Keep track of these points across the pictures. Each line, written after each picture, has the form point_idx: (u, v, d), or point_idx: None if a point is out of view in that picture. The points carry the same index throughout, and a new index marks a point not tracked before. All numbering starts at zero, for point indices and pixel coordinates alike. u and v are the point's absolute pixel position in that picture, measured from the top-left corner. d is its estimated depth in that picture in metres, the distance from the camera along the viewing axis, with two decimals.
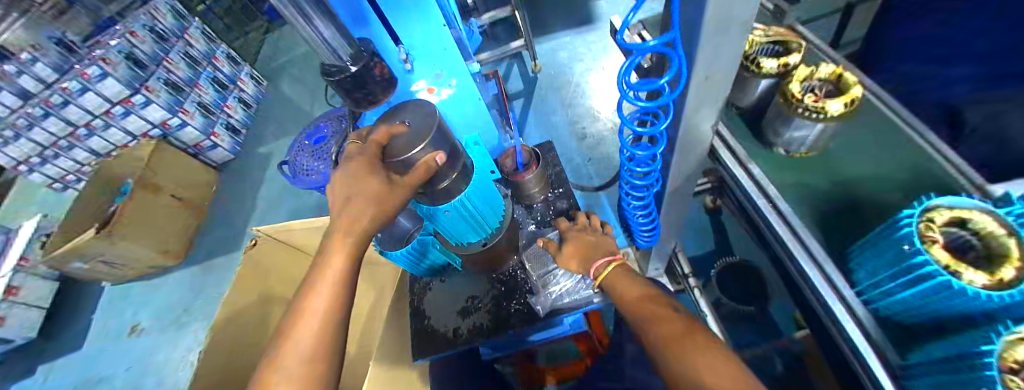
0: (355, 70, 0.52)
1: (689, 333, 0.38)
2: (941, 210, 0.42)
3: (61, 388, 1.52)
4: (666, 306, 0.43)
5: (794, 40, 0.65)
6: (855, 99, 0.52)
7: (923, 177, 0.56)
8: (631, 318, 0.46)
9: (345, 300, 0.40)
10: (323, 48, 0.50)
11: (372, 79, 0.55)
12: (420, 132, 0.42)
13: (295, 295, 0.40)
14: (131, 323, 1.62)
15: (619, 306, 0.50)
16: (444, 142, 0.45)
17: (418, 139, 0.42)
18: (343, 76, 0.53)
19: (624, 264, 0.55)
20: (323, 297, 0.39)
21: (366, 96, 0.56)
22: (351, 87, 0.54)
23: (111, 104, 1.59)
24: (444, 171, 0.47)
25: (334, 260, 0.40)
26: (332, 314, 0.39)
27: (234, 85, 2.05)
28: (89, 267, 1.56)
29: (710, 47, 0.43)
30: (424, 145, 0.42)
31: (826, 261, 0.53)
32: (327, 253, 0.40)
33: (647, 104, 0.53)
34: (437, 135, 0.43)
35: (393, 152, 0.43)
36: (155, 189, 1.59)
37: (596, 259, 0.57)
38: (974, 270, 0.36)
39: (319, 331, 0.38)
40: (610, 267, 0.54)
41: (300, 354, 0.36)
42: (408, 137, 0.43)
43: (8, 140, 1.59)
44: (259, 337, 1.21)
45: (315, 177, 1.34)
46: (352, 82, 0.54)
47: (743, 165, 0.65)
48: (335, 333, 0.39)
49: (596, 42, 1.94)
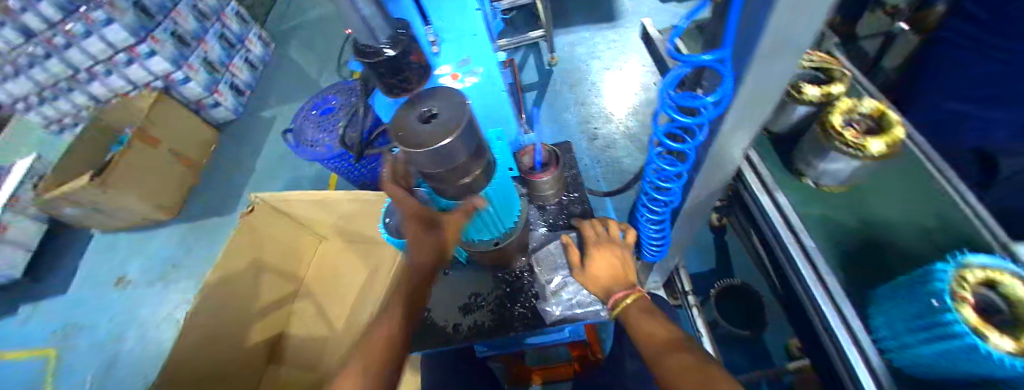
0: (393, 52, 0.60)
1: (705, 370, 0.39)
2: (974, 268, 0.40)
3: (42, 331, 1.49)
4: (685, 346, 0.45)
5: (838, 68, 0.64)
6: (896, 141, 0.51)
7: (949, 228, 0.56)
8: (648, 351, 0.48)
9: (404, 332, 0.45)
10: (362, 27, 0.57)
11: (407, 61, 0.63)
12: (443, 128, 0.38)
13: (366, 328, 0.46)
14: (118, 273, 1.60)
15: (637, 339, 0.52)
16: (472, 136, 0.42)
17: (447, 127, 0.38)
18: (379, 57, 0.60)
19: (644, 296, 0.57)
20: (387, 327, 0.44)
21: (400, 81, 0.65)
22: (385, 67, 0.61)
23: (114, 51, 1.54)
24: (469, 164, 0.44)
25: (399, 294, 0.47)
26: (392, 343, 0.43)
27: (242, 45, 1.99)
28: (80, 213, 1.54)
29: (761, 67, 0.41)
30: (453, 136, 0.37)
31: (845, 302, 0.52)
32: (395, 289, 0.48)
33: (687, 119, 0.50)
34: (468, 127, 0.40)
35: (414, 139, 0.38)
36: (153, 142, 1.55)
37: (617, 290, 0.58)
38: (1002, 335, 0.34)
39: (381, 355, 0.42)
40: (629, 300, 0.56)
41: (363, 371, 0.40)
42: (428, 129, 0.38)
43: (9, 76, 1.59)
44: (246, 304, 1.20)
45: (318, 149, 1.28)
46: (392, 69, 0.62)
47: (770, 192, 0.65)
48: (386, 375, 0.41)
49: (616, 41, 1.89)
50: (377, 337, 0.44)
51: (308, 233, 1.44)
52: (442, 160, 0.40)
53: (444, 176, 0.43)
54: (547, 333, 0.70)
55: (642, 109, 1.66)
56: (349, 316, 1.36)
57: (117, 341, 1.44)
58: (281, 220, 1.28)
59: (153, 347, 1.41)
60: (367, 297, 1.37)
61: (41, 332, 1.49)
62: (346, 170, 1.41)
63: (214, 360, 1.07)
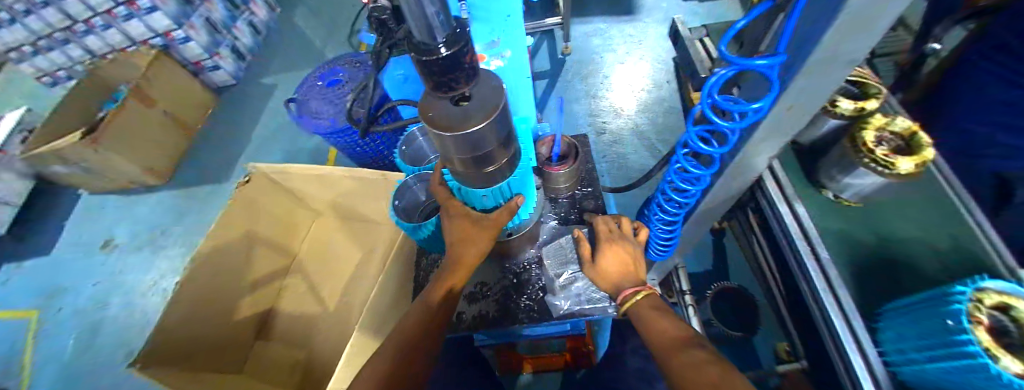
0: (451, 50, 0.31)
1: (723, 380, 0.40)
2: (991, 291, 0.40)
3: (27, 290, 1.47)
4: (701, 352, 0.45)
5: (874, 83, 0.63)
6: (926, 162, 0.51)
7: (964, 252, 0.56)
8: (661, 358, 0.48)
9: (412, 338, 0.52)
10: (414, 19, 0.29)
11: (463, 61, 0.33)
12: (485, 108, 0.36)
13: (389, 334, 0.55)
14: (106, 235, 1.56)
15: (648, 340, 0.51)
16: (503, 124, 0.39)
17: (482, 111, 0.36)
18: (432, 59, 0.31)
19: (652, 294, 0.57)
20: (400, 335, 0.53)
21: (450, 85, 0.34)
22: (438, 72, 0.32)
23: (114, 4, 1.47)
24: (496, 152, 0.42)
25: (415, 308, 0.56)
26: (404, 348, 0.51)
27: (245, 7, 1.91)
28: (70, 172, 1.49)
29: (810, 75, 0.39)
30: (487, 121, 0.35)
31: (855, 316, 0.52)
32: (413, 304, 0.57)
33: (723, 123, 0.48)
34: (502, 115, 0.38)
35: (446, 121, 0.35)
36: (147, 102, 1.50)
37: (626, 287, 0.57)
38: (1012, 357, 0.35)
39: (391, 356, 0.51)
40: (638, 296, 0.55)
41: (378, 368, 0.50)
42: (467, 109, 0.36)
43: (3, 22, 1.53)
44: (237, 276, 1.18)
45: (322, 122, 1.24)
46: (444, 67, 0.32)
47: (789, 202, 0.65)
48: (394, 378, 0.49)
49: (634, 36, 1.86)
50: (395, 339, 0.53)
51: (305, 209, 1.40)
52: (471, 146, 0.38)
53: (462, 161, 0.41)
54: (551, 326, 0.70)
55: (652, 107, 1.64)
56: (342, 295, 1.35)
57: (103, 305, 1.41)
58: (279, 194, 1.24)
59: (139, 313, 1.39)
60: (360, 277, 1.35)
61: (25, 292, 1.47)
62: (348, 146, 1.37)
63: (203, 330, 1.06)
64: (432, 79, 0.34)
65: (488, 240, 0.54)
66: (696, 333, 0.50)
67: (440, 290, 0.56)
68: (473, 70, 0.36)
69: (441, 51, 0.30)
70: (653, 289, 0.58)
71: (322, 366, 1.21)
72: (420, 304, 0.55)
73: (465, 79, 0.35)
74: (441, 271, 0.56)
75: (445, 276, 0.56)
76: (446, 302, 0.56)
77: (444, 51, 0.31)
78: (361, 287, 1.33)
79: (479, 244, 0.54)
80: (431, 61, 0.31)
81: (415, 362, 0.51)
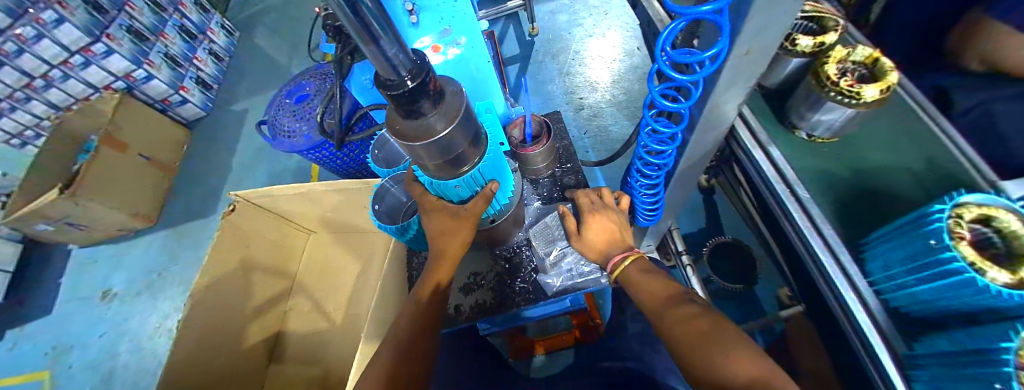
0: (417, 82, 0.31)
1: (718, 332, 0.40)
2: (971, 206, 0.41)
3: (32, 353, 1.44)
4: (695, 306, 0.45)
5: (831, 16, 0.64)
6: (890, 87, 0.52)
7: (940, 171, 0.57)
8: (654, 318, 0.49)
9: (408, 336, 0.52)
10: (377, 58, 0.28)
11: (428, 89, 0.33)
12: (449, 113, 0.36)
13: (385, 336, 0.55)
14: (103, 287, 1.54)
15: (640, 303, 0.52)
16: (467, 123, 0.40)
17: (447, 116, 0.36)
18: (400, 91, 0.31)
19: (640, 258, 0.57)
20: (397, 333, 0.53)
21: (420, 111, 0.34)
22: (404, 103, 0.32)
23: (68, 53, 1.41)
24: (466, 153, 0.43)
25: (407, 308, 0.56)
26: (402, 345, 0.52)
27: (203, 35, 1.85)
28: (55, 229, 1.45)
29: (761, 15, 0.38)
30: (452, 126, 0.36)
31: (841, 249, 0.54)
32: (405, 304, 0.57)
33: (682, 77, 0.48)
34: (465, 117, 0.39)
35: (412, 131, 0.36)
36: (120, 147, 1.45)
37: (614, 254, 0.58)
38: (998, 268, 0.36)
39: (391, 356, 0.51)
40: (627, 261, 0.56)
41: (379, 366, 0.50)
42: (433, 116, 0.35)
43: None
44: (239, 306, 1.17)
45: (296, 139, 1.22)
46: (410, 98, 0.32)
47: (764, 148, 0.66)
48: (395, 376, 0.49)
49: (599, 7, 1.83)
50: (393, 338, 0.53)
51: (295, 228, 1.38)
52: (440, 150, 0.38)
53: (435, 162, 0.42)
54: (549, 305, 0.70)
55: (627, 75, 1.62)
56: (348, 307, 1.35)
57: (112, 356, 1.40)
58: (269, 219, 1.22)
59: (150, 358, 1.38)
60: (364, 287, 1.35)
61: (32, 354, 1.44)
62: (327, 160, 1.35)
63: (212, 363, 1.05)
64: (400, 108, 0.33)
65: (468, 230, 0.54)
66: (683, 288, 0.50)
67: (429, 286, 0.56)
68: (440, 94, 0.36)
69: (408, 84, 0.31)
70: (641, 252, 0.59)
71: (339, 380, 1.20)
72: (412, 302, 0.56)
73: (433, 103, 0.34)
74: (429, 269, 0.57)
75: (435, 274, 0.57)
76: (436, 301, 0.56)
77: (410, 83, 0.31)
78: (366, 295, 1.33)
79: (460, 235, 0.54)
80: (397, 94, 0.31)
81: (415, 358, 0.51)
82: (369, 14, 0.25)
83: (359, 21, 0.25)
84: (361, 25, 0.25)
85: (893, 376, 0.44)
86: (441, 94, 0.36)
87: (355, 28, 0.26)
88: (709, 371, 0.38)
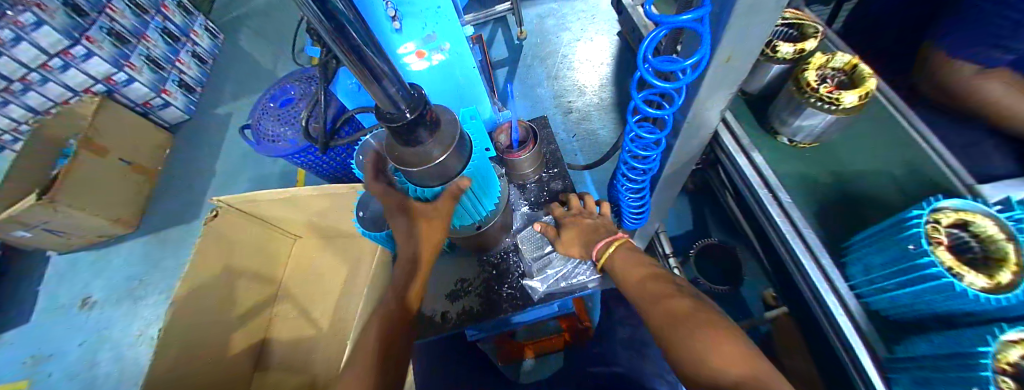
0: (416, 114, 0.32)
1: (693, 313, 0.41)
2: (946, 211, 0.42)
3: (6, 365, 1.37)
4: None
5: (811, 24, 0.66)
6: (869, 93, 0.53)
7: (917, 174, 0.58)
8: (636, 298, 0.49)
9: (385, 335, 0.51)
10: (379, 94, 0.30)
11: (426, 120, 0.34)
12: (443, 140, 0.38)
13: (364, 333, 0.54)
14: (81, 296, 1.48)
15: (621, 286, 0.53)
16: (462, 148, 0.42)
17: (443, 143, 0.38)
18: (398, 123, 0.32)
19: (626, 242, 0.58)
20: (377, 332, 0.52)
21: (413, 141, 0.35)
22: (402, 134, 0.33)
23: (47, 56, 1.37)
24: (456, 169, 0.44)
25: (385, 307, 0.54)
26: (379, 344, 0.50)
27: (186, 38, 1.80)
28: (35, 236, 1.40)
29: (740, 25, 0.38)
30: (448, 152, 0.38)
31: (822, 253, 0.55)
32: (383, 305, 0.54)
33: (665, 84, 0.48)
34: (458, 143, 0.40)
35: (411, 157, 0.37)
36: (100, 152, 1.40)
37: (598, 239, 0.58)
38: (975, 273, 0.37)
39: (370, 355, 0.49)
40: (612, 247, 0.56)
41: (359, 363, 0.49)
42: (424, 145, 0.36)
43: None
44: (223, 314, 1.13)
45: (281, 144, 1.19)
46: (407, 129, 0.33)
47: (746, 153, 0.68)
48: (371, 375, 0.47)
49: (586, 11, 1.84)
50: (372, 337, 0.52)
51: (282, 235, 1.36)
52: (439, 171, 0.41)
53: (426, 177, 0.42)
54: (538, 310, 0.70)
55: (614, 79, 1.63)
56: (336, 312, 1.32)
57: (90, 366, 1.35)
58: (253, 226, 1.20)
59: (130, 368, 1.33)
60: (351, 292, 1.33)
61: (7, 366, 1.37)
62: (313, 164, 1.33)
63: (197, 373, 1.02)
64: (399, 138, 0.35)
65: (441, 229, 0.52)
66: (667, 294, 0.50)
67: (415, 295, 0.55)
68: (436, 123, 0.37)
69: (407, 117, 0.32)
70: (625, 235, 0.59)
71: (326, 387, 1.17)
72: (388, 303, 0.54)
73: (430, 131, 0.36)
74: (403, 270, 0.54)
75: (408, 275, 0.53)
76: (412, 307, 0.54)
77: (409, 115, 0.32)
78: (353, 301, 1.31)
79: (435, 234, 0.52)
80: (396, 126, 0.33)
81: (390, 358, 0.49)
82: (371, 56, 0.27)
83: (361, 63, 0.27)
84: (364, 66, 0.27)
85: (873, 378, 0.45)
86: (437, 122, 0.37)
87: (357, 68, 0.28)
88: (698, 365, 0.37)
